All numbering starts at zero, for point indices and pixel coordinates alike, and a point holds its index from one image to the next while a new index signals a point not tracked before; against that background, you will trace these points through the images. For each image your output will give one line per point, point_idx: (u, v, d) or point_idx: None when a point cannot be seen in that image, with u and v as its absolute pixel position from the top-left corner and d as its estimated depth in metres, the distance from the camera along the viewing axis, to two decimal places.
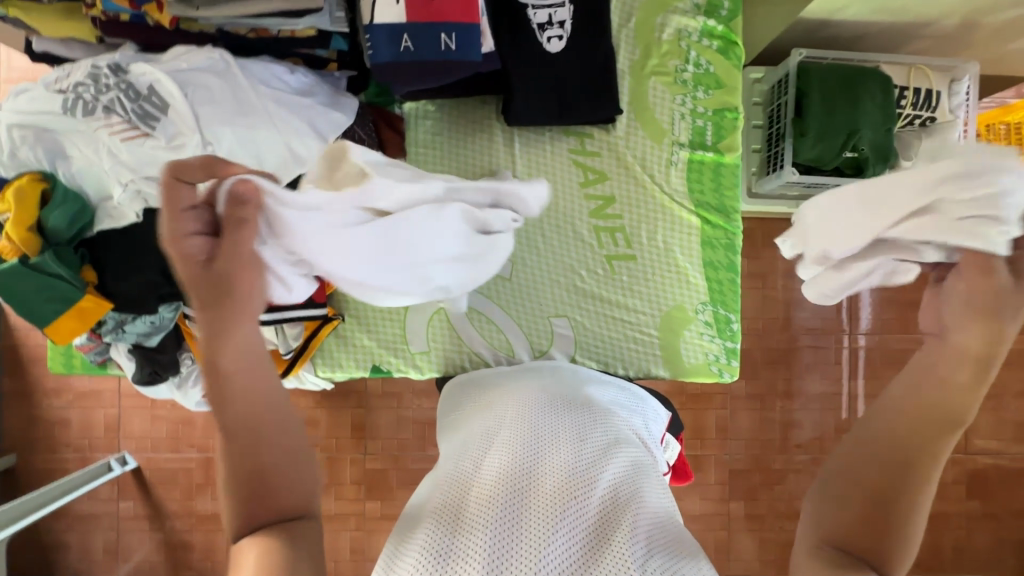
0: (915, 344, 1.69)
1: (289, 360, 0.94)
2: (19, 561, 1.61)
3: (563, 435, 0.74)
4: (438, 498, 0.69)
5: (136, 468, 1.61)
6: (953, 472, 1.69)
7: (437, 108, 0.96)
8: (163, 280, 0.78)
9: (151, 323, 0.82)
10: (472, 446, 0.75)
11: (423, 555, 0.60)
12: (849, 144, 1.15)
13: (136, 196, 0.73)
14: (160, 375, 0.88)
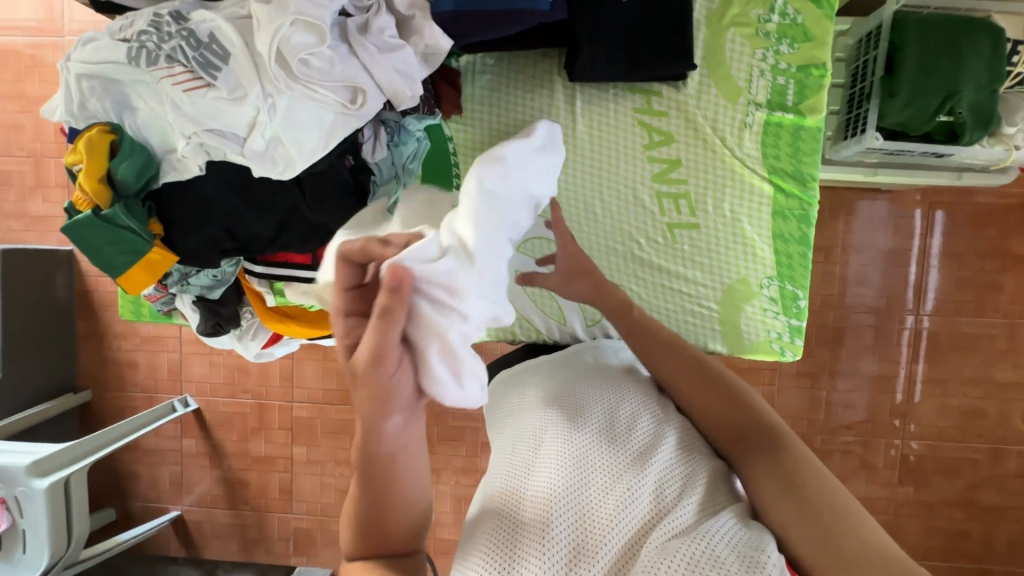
0: (988, 328, 1.57)
1: None
2: (98, 486, 1.77)
3: (614, 416, 0.72)
4: (494, 483, 0.68)
5: (196, 410, 1.72)
6: (1015, 464, 1.60)
7: (495, 61, 0.92)
8: (224, 236, 0.81)
9: (214, 276, 0.88)
10: (519, 432, 0.74)
11: (490, 544, 0.60)
12: (944, 108, 1.04)
13: (199, 148, 0.72)
14: (223, 327, 0.95)
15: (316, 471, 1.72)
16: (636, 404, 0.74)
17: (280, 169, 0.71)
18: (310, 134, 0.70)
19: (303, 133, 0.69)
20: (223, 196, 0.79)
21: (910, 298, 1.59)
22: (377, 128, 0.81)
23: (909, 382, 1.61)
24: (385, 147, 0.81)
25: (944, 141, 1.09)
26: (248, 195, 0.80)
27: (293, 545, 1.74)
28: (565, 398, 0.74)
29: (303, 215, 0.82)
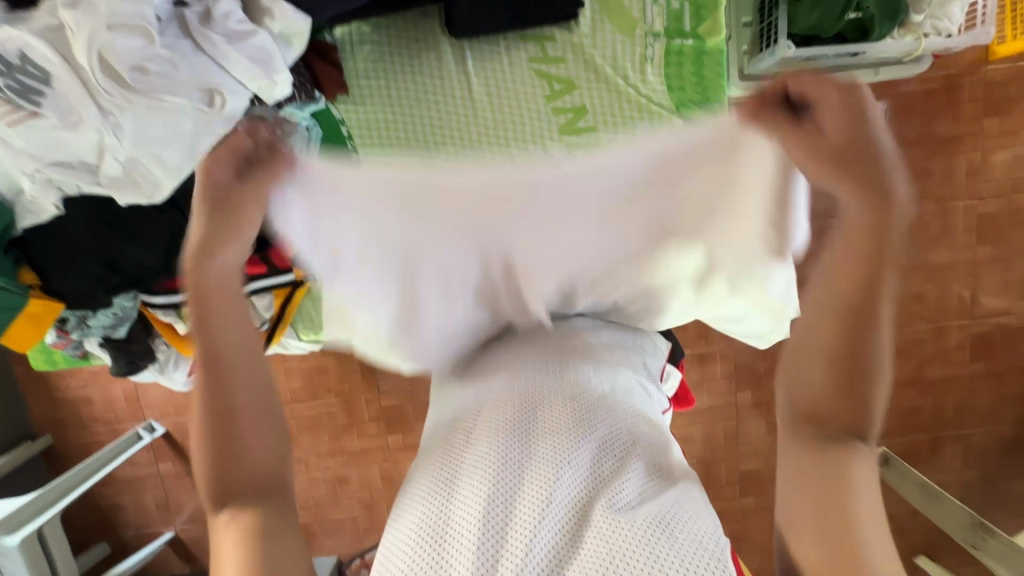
0: (923, 214, 1.62)
1: (268, 329, 1.08)
2: (84, 524, 1.75)
3: (549, 415, 0.78)
4: (429, 482, 0.75)
5: (166, 433, 1.69)
6: (957, 337, 1.70)
7: (373, 27, 0.88)
8: (108, 272, 0.90)
9: (115, 314, 0.97)
10: (464, 422, 0.82)
11: (419, 546, 0.67)
12: (853, 4, 1.02)
13: (49, 184, 0.73)
14: (137, 362, 1.06)
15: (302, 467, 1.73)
16: (570, 399, 0.81)
17: (148, 192, 0.73)
18: (169, 151, 0.70)
19: (162, 151, 0.69)
20: (91, 233, 0.85)
21: None
22: (252, 125, 0.83)
23: None
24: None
25: (856, 39, 1.07)
26: (121, 231, 0.86)
27: None
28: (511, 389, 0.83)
29: (185, 239, 0.90)
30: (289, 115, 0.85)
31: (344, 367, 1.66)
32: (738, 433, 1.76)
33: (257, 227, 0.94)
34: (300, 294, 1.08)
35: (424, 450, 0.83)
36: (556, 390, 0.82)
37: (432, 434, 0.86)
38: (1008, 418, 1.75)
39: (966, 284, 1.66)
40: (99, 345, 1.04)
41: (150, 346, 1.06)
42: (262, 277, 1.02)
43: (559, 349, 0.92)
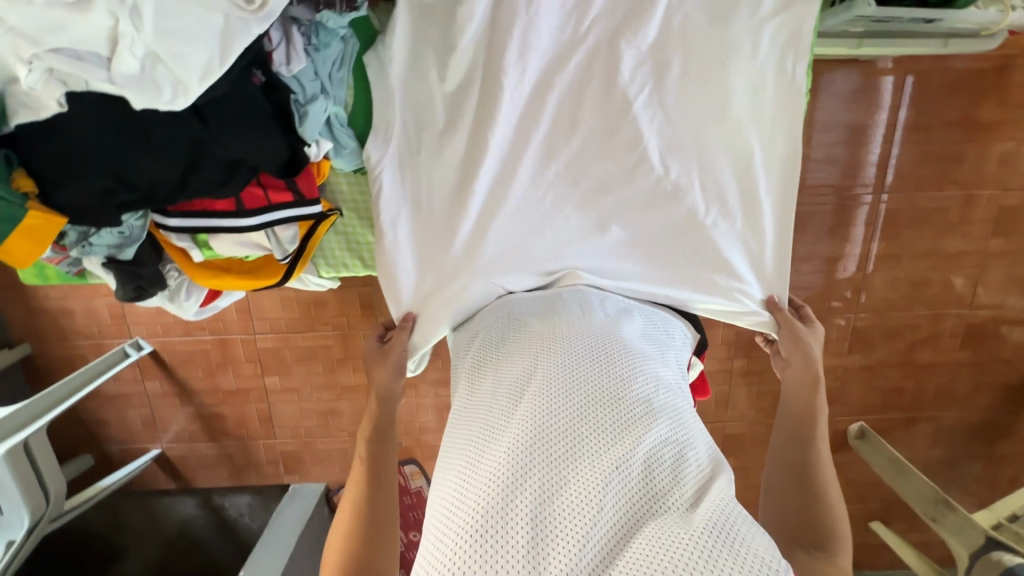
0: (944, 201, 1.60)
1: (288, 264, 1.04)
2: (66, 435, 1.72)
3: (595, 405, 0.84)
4: (476, 467, 0.81)
5: (154, 352, 1.64)
6: (951, 325, 1.73)
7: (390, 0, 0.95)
8: (117, 186, 0.81)
9: (120, 234, 0.91)
10: (500, 417, 0.85)
11: (472, 528, 0.73)
12: None
13: (50, 77, 0.66)
14: (145, 289, 1.02)
15: (293, 398, 1.71)
16: (616, 388, 0.86)
17: (166, 96, 0.67)
18: (194, 47, 0.66)
19: (183, 45, 0.65)
20: (103, 144, 0.77)
21: (874, 176, 1.57)
22: (288, 29, 0.81)
23: (865, 260, 1.66)
24: (300, 53, 0.82)
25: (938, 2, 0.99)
26: (137, 139, 0.77)
27: (283, 467, 1.80)
28: (550, 390, 0.85)
29: (209, 151, 0.82)
30: (331, 21, 0.82)
31: (343, 301, 1.61)
32: (727, 398, 1.80)
33: (286, 145, 0.87)
34: (327, 227, 1.03)
35: (465, 437, 0.88)
36: (598, 392, 0.85)
37: (469, 420, 0.90)
38: (980, 404, 1.83)
39: (971, 274, 1.67)
40: (101, 266, 0.99)
41: (159, 272, 1.02)
42: (287, 208, 0.95)
43: (597, 343, 0.94)
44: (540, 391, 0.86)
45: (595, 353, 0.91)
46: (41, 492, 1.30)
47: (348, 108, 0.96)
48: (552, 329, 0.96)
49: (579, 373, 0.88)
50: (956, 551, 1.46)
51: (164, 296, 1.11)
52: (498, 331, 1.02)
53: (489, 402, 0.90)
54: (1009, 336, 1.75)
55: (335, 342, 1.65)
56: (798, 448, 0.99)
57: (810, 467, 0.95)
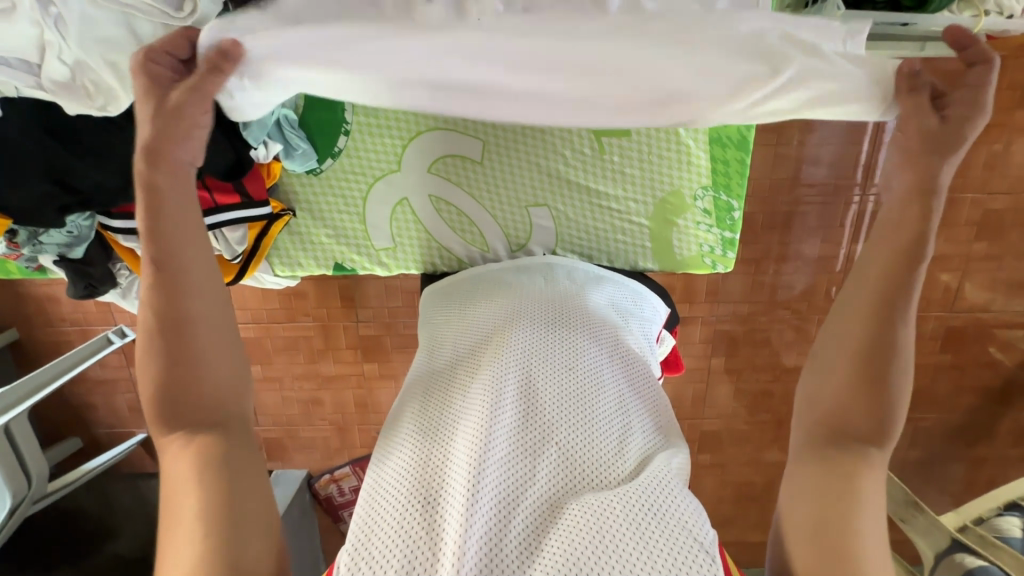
0: None
1: (240, 263, 1.10)
2: (55, 419, 1.76)
3: (549, 373, 0.82)
4: (423, 429, 0.78)
5: (138, 339, 1.66)
6: (931, 328, 1.73)
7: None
8: (58, 189, 0.86)
9: (70, 234, 0.95)
10: (452, 380, 0.83)
11: (411, 487, 0.71)
12: None
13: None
14: (97, 288, 1.05)
15: (275, 386, 1.74)
16: (570, 358, 0.85)
17: (100, 101, 0.77)
18: (125, 55, 0.75)
19: (113, 53, 0.74)
20: (39, 146, 0.83)
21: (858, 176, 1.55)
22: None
23: (846, 261, 1.65)
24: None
25: (910, 9, 0.98)
26: (70, 142, 0.85)
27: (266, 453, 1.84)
28: (507, 353, 0.84)
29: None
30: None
31: (324, 293, 1.62)
32: (705, 395, 1.82)
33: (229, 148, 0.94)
34: (277, 228, 1.08)
35: (414, 397, 0.85)
36: (551, 359, 0.84)
37: (420, 380, 0.88)
38: (959, 407, 1.84)
39: (953, 277, 1.66)
40: (52, 263, 1.02)
41: (109, 271, 1.05)
42: (234, 208, 1.01)
43: (557, 311, 0.92)
44: (496, 354, 0.84)
45: (553, 322, 0.90)
46: (22, 474, 1.33)
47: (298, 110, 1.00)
48: (514, 295, 0.95)
49: (536, 340, 0.86)
50: (923, 552, 1.48)
51: (118, 291, 1.13)
52: (459, 298, 1.00)
53: (443, 365, 0.87)
54: (990, 340, 1.74)
55: (316, 332, 1.67)
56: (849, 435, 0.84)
57: (874, 354, 0.84)
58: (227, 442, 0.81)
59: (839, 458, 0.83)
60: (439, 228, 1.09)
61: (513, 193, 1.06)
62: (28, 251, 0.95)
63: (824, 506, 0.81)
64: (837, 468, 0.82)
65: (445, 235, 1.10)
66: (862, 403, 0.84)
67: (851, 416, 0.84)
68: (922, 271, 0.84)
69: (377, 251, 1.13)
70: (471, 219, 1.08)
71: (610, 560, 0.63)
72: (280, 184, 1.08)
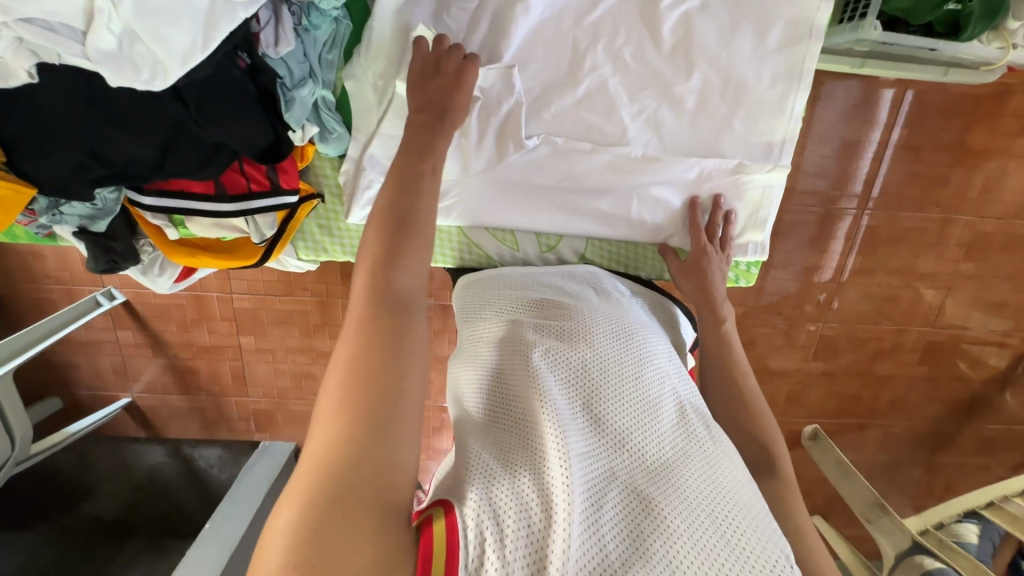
0: (925, 221, 1.63)
1: (265, 248, 1.02)
2: (34, 377, 1.71)
3: (614, 372, 0.85)
4: (498, 428, 0.79)
5: (127, 302, 1.61)
6: (912, 341, 1.80)
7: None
8: (90, 161, 0.80)
9: (95, 206, 0.90)
10: (522, 371, 0.84)
11: (501, 481, 0.70)
12: None
13: (20, 47, 0.66)
14: (118, 263, 1.01)
15: (268, 358, 1.71)
16: (630, 359, 0.88)
17: (145, 76, 0.69)
18: (178, 29, 0.67)
19: (167, 27, 0.66)
20: (75, 111, 0.76)
21: (859, 191, 1.59)
22: (277, 8, 0.79)
23: (840, 272, 1.70)
24: (290, 33, 0.80)
25: (944, 33, 0.99)
26: (110, 114, 0.77)
27: (254, 424, 1.82)
28: (574, 355, 0.86)
29: (188, 131, 0.82)
30: (325, 1, 0.79)
31: (324, 268, 1.59)
32: None
33: (268, 129, 0.86)
34: (305, 212, 1.02)
35: (479, 399, 0.85)
36: (618, 360, 0.88)
37: (481, 381, 0.87)
38: (928, 416, 1.93)
39: (938, 294, 1.73)
40: (73, 235, 0.97)
41: (133, 246, 1.01)
42: (264, 197, 0.93)
43: (612, 317, 0.96)
44: (563, 355, 0.86)
45: (611, 327, 0.93)
46: (6, 436, 1.29)
47: (336, 93, 0.94)
48: (570, 300, 0.97)
49: (597, 342, 0.89)
50: (884, 551, 1.58)
51: (139, 270, 1.10)
52: (508, 300, 1.00)
53: (505, 363, 0.88)
54: (965, 355, 1.83)
55: (314, 308, 1.65)
56: (761, 450, 0.94)
57: (734, 388, 0.99)
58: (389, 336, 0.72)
59: (768, 483, 0.90)
60: (473, 225, 1.10)
61: (550, 199, 1.07)
62: (48, 221, 0.91)
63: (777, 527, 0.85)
64: (767, 495, 0.89)
65: (478, 232, 1.11)
66: (746, 430, 0.95)
67: (749, 444, 0.94)
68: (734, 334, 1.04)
69: None
70: (506, 220, 1.09)
71: (707, 546, 0.66)
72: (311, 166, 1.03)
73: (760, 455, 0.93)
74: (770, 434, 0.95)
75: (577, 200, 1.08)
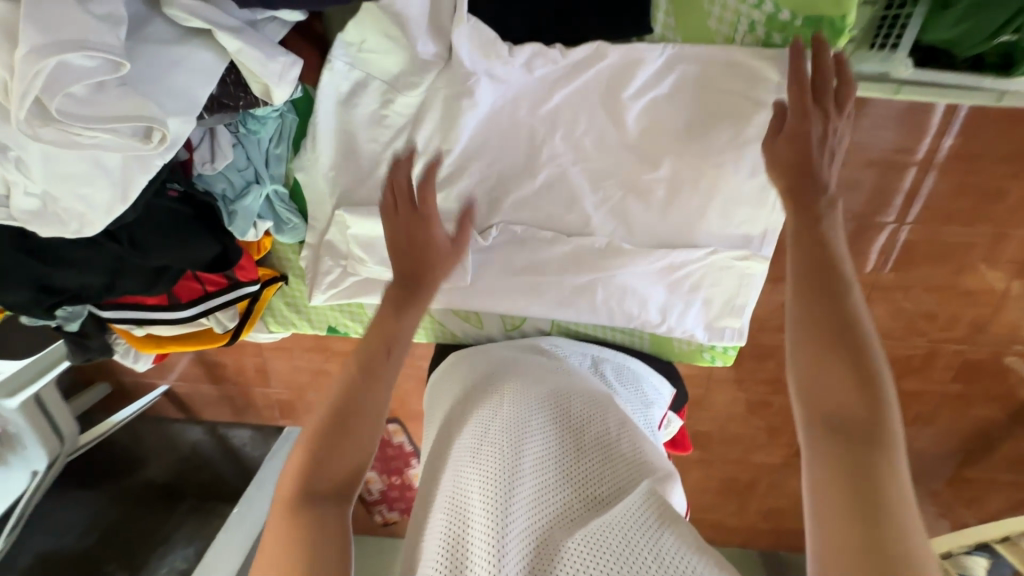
0: (974, 237, 1.47)
1: (234, 330, 1.15)
2: (82, 364, 1.88)
3: (552, 422, 0.87)
4: (443, 492, 0.82)
5: None
6: (946, 359, 1.68)
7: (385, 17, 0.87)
8: (42, 294, 0.92)
9: (66, 313, 1.03)
10: (465, 439, 0.86)
11: (440, 553, 0.74)
12: (1013, 27, 0.76)
13: None
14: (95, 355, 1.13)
15: (286, 355, 1.81)
16: (570, 408, 0.89)
17: (74, 226, 0.80)
18: (96, 186, 0.76)
19: (84, 188, 0.76)
20: (22, 263, 0.88)
21: (897, 204, 1.44)
22: (212, 130, 0.89)
23: (868, 288, 1.58)
24: (226, 148, 0.90)
25: (995, 64, 0.85)
26: (51, 259, 0.89)
27: (278, 412, 1.96)
28: (513, 404, 0.88)
29: (131, 262, 0.94)
30: (258, 111, 0.89)
31: None
32: (702, 400, 1.83)
33: (214, 242, 0.98)
34: (269, 294, 1.13)
35: (432, 468, 0.89)
36: (554, 419, 0.87)
37: (435, 451, 0.92)
38: (957, 432, 1.84)
39: (982, 312, 1.59)
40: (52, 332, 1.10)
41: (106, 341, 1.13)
42: (221, 293, 1.06)
43: (561, 376, 0.97)
44: (504, 406, 0.88)
45: (555, 380, 0.95)
46: (54, 434, 1.45)
47: (289, 184, 1.02)
48: (522, 363, 1.00)
49: (538, 390, 0.91)
50: None
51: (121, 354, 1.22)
52: (470, 373, 1.04)
53: (454, 429, 0.92)
54: (1006, 375, 1.69)
55: None
56: (854, 396, 0.68)
57: (822, 276, 0.75)
58: (320, 525, 0.76)
59: (849, 448, 0.66)
60: (443, 306, 1.15)
61: (519, 286, 1.10)
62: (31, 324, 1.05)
63: (844, 509, 0.62)
64: (844, 458, 0.65)
65: (446, 311, 1.17)
66: (842, 375, 0.69)
67: (846, 397, 0.69)
68: (837, 243, 0.78)
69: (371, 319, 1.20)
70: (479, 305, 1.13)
71: None
72: (279, 251, 1.13)
73: (864, 416, 0.67)
74: (875, 384, 0.69)
75: (553, 287, 1.10)
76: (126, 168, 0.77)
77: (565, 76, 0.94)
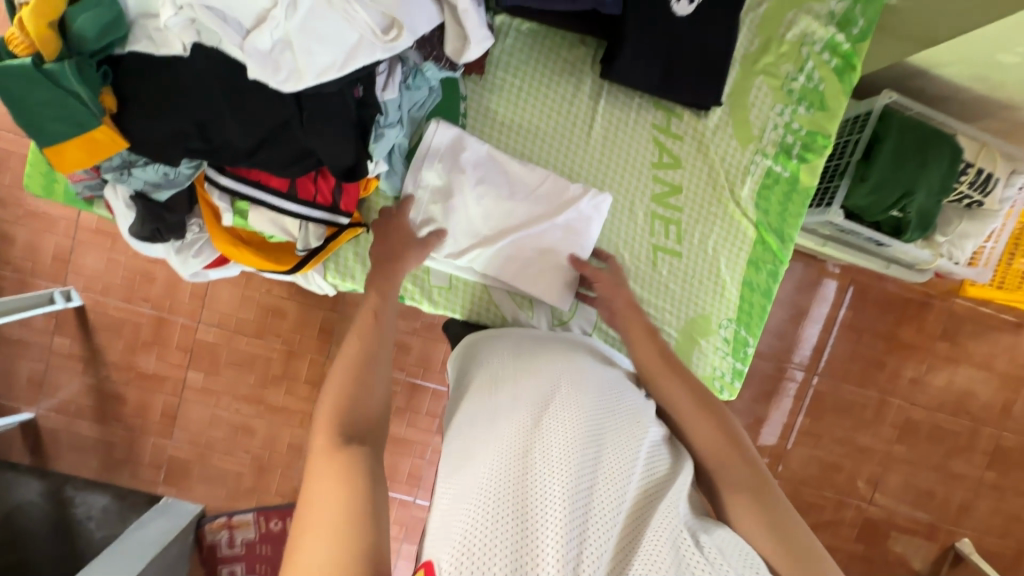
0: (866, 397, 1.80)
1: (304, 257, 1.00)
2: None
3: (611, 416, 0.80)
4: (491, 453, 0.71)
5: (81, 308, 1.52)
6: (851, 515, 1.85)
7: (529, 31, 1.06)
8: (194, 132, 0.81)
9: (164, 174, 0.88)
10: (524, 410, 0.78)
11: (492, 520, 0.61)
12: (899, 204, 1.16)
13: (190, 25, 0.72)
14: (162, 234, 0.94)
15: (209, 402, 1.58)
16: (624, 407, 0.84)
17: (281, 76, 0.74)
18: (324, 49, 0.74)
19: (317, 47, 0.73)
20: (206, 94, 0.79)
21: (812, 356, 1.76)
22: (393, 63, 0.89)
23: (790, 429, 1.80)
24: (397, 86, 0.90)
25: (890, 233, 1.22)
26: (233, 98, 0.80)
27: (163, 475, 1.61)
28: (575, 389, 0.82)
29: (291, 134, 0.84)
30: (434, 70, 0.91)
31: (304, 319, 1.58)
32: None
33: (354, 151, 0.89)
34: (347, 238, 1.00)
35: (474, 426, 0.78)
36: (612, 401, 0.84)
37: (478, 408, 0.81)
38: None
39: (875, 470, 1.83)
40: (125, 199, 0.92)
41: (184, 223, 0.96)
42: (321, 211, 0.95)
43: (608, 371, 0.92)
44: (565, 389, 0.81)
45: (609, 377, 0.89)
46: None
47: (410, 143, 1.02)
48: (570, 350, 0.95)
49: (595, 383, 0.86)
50: None
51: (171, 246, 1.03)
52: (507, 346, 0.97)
53: (503, 396, 0.82)
54: (900, 540, 1.87)
55: (279, 358, 1.58)
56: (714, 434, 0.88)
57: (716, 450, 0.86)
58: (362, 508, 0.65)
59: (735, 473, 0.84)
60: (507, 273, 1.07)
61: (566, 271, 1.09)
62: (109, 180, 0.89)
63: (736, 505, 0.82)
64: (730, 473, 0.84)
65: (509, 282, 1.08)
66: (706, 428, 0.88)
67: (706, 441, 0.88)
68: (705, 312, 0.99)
69: (431, 286, 1.10)
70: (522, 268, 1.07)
71: None
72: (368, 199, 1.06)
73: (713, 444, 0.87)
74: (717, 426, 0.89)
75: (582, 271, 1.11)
76: (354, 50, 0.76)
77: (627, 114, 1.10)
